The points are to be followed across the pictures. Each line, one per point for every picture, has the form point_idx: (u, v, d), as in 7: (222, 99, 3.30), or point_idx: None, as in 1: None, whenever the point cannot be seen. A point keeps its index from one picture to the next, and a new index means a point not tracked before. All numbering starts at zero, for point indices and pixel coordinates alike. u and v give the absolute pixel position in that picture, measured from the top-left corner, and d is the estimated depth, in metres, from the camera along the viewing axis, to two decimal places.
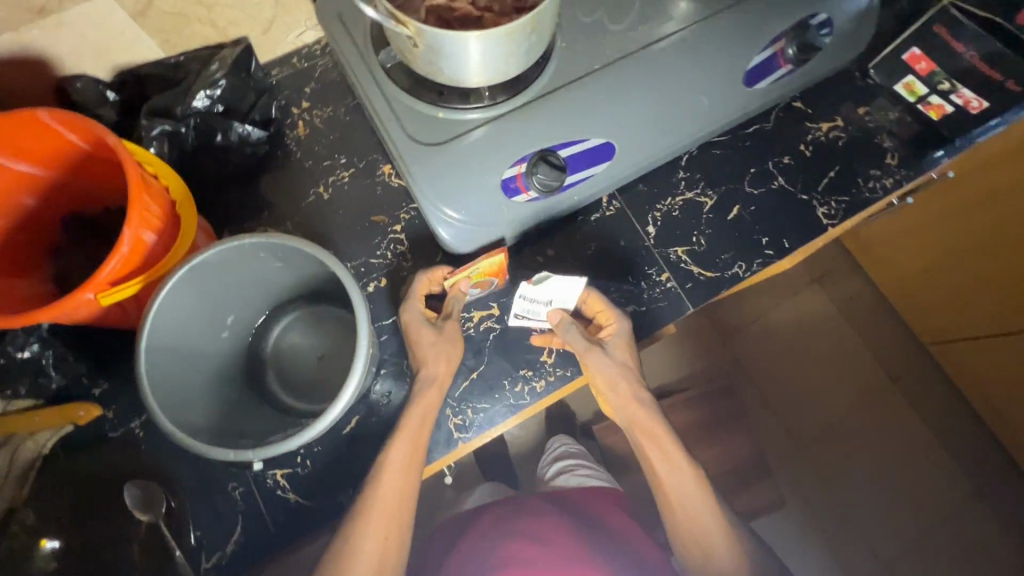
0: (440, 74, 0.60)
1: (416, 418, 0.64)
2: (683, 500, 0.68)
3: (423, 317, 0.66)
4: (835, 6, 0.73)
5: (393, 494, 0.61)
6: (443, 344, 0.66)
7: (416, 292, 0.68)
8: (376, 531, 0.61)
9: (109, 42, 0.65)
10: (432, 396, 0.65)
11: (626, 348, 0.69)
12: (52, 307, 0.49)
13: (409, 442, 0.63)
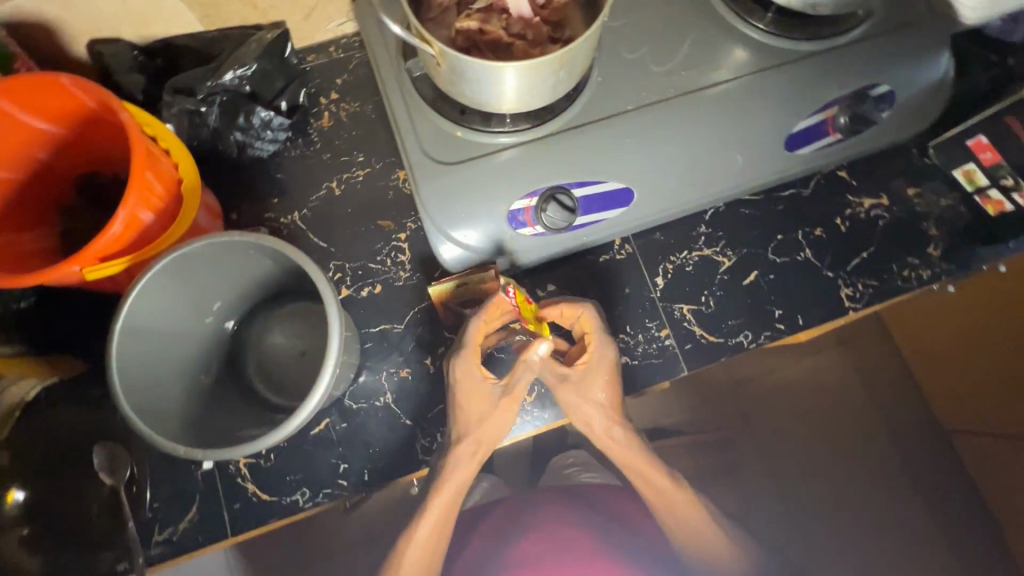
0: (462, 95, 0.58)
1: (455, 484, 0.63)
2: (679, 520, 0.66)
3: (481, 385, 0.62)
4: (902, 79, 0.68)
5: (428, 541, 0.63)
6: (495, 418, 0.63)
7: (469, 352, 0.62)
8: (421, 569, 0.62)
9: (148, 11, 0.65)
10: (470, 464, 0.63)
11: (603, 382, 0.64)
12: (39, 274, 0.50)
13: (449, 499, 0.63)
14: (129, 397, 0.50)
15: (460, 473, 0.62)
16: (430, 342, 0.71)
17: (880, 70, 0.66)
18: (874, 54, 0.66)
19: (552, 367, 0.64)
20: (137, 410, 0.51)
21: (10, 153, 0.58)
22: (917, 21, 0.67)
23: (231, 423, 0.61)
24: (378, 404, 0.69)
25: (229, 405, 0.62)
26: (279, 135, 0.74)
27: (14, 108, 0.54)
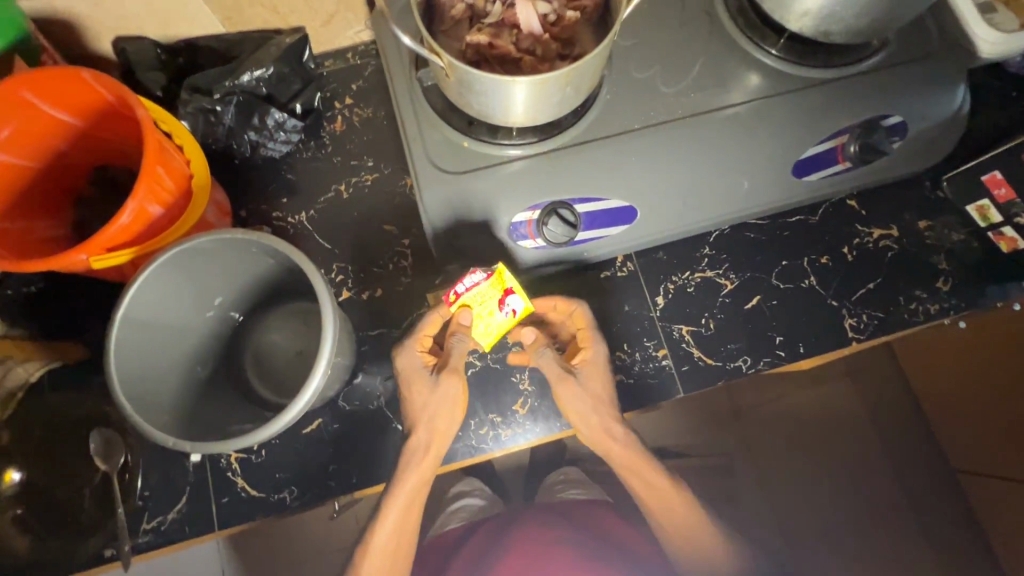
0: (470, 106, 0.59)
1: (411, 484, 0.62)
2: (676, 524, 0.66)
3: (419, 367, 0.63)
4: (915, 111, 0.67)
5: (391, 539, 0.63)
6: (438, 410, 0.62)
7: (410, 339, 0.64)
8: (386, 565, 0.63)
9: (172, 11, 0.67)
10: (424, 464, 0.62)
11: (601, 376, 0.64)
12: (48, 262, 0.51)
13: (406, 498, 0.62)
14: (125, 386, 0.51)
15: (414, 474, 0.62)
16: None
17: (892, 101, 0.66)
18: (889, 84, 0.65)
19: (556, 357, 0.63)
20: (133, 401, 0.52)
21: (33, 143, 0.59)
22: (934, 54, 0.66)
23: (224, 417, 0.61)
24: (371, 407, 0.69)
25: (222, 399, 0.63)
26: (292, 137, 0.75)
27: (37, 99, 0.55)
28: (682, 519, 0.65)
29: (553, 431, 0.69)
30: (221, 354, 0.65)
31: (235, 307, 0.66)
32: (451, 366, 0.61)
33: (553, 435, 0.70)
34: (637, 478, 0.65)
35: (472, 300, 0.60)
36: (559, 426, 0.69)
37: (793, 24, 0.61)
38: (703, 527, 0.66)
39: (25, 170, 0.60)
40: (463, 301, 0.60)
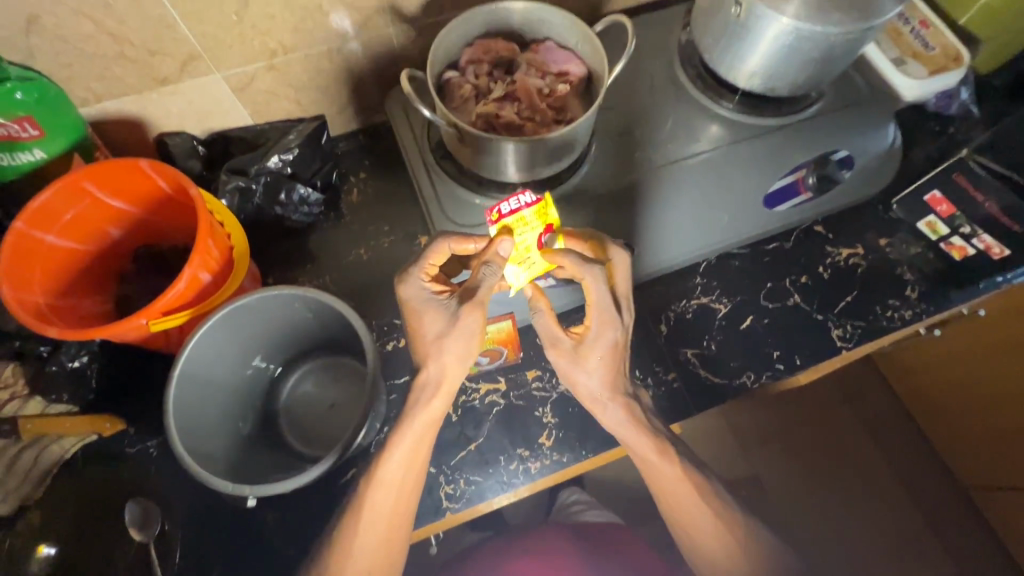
0: (482, 167, 0.67)
1: (421, 425, 0.61)
2: (674, 497, 0.64)
3: (429, 297, 0.60)
4: (855, 145, 0.78)
5: (392, 492, 0.60)
6: (444, 340, 0.59)
7: (420, 269, 0.60)
8: (383, 518, 0.60)
9: (210, 109, 0.77)
10: (433, 404, 0.61)
11: (609, 352, 0.63)
12: (108, 327, 0.56)
13: (412, 442, 0.61)
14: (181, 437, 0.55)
15: (424, 412, 0.61)
16: None
17: (836, 139, 0.77)
18: (832, 127, 0.77)
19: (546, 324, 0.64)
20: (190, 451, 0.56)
21: (86, 227, 0.66)
22: (862, 98, 0.79)
23: (262, 463, 0.64)
24: None
25: (262, 448, 0.66)
26: (314, 209, 0.83)
27: (95, 188, 0.63)
28: (678, 481, 0.64)
29: (579, 460, 0.73)
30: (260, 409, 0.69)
31: (274, 361, 0.70)
32: (473, 299, 0.57)
33: (580, 465, 0.73)
34: (639, 434, 0.64)
35: (515, 223, 0.58)
36: (584, 454, 0.73)
37: (742, 83, 0.74)
38: (701, 507, 0.64)
39: (75, 253, 0.67)
40: (507, 223, 0.58)
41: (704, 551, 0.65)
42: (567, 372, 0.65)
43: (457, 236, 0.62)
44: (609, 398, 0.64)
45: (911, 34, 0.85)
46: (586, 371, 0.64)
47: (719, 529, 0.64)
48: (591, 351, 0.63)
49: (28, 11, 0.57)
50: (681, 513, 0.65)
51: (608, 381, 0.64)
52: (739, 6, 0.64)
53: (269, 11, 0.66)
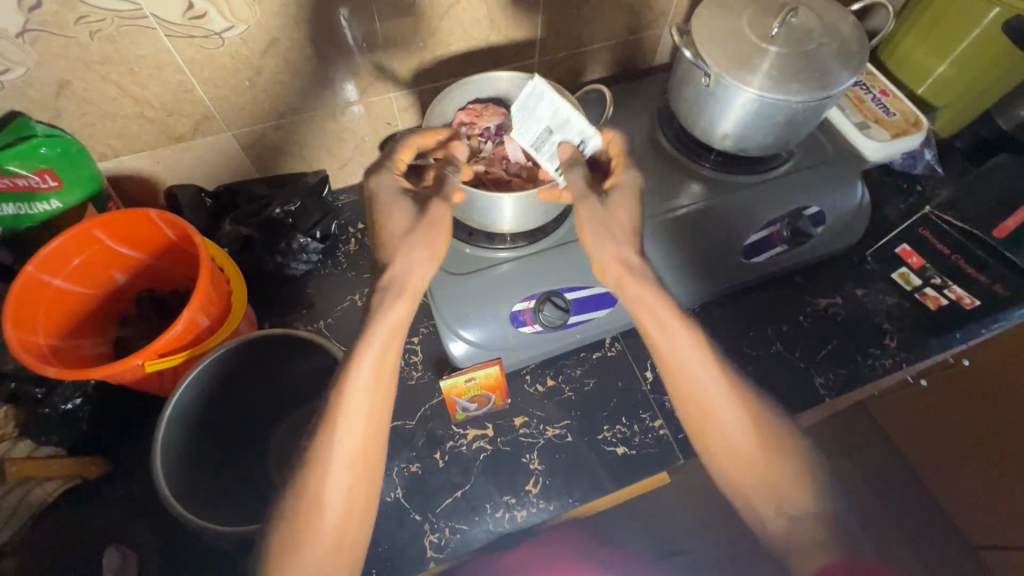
0: (472, 219, 0.71)
1: (388, 326, 0.57)
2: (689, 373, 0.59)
3: (399, 192, 0.63)
4: (825, 202, 0.83)
5: (366, 401, 0.55)
6: (412, 235, 0.61)
7: (394, 163, 0.66)
8: (360, 437, 0.55)
9: (219, 163, 0.82)
10: (399, 306, 0.59)
11: (632, 201, 0.66)
12: (105, 368, 0.58)
13: (380, 350, 0.57)
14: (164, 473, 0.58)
15: (388, 313, 0.58)
16: (437, 436, 0.76)
17: (807, 195, 0.82)
18: (801, 184, 0.82)
19: (585, 178, 0.64)
20: (176, 489, 0.60)
21: (94, 273, 0.70)
22: (828, 158, 0.85)
23: (243, 502, 0.65)
24: (389, 499, 0.72)
25: (247, 488, 0.67)
26: (312, 257, 0.86)
27: (105, 236, 0.67)
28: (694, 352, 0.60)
29: (565, 509, 0.72)
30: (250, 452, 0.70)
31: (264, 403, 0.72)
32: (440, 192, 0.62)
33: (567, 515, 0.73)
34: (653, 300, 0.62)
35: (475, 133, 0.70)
36: (571, 503, 0.72)
37: (716, 143, 0.79)
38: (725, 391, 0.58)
39: (81, 296, 0.70)
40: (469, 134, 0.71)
41: (729, 452, 0.57)
42: (599, 233, 0.64)
43: (422, 132, 0.69)
44: (634, 263, 0.64)
45: (872, 101, 0.92)
46: (613, 233, 0.65)
47: (746, 418, 0.57)
48: (615, 205, 0.66)
49: (60, 78, 0.63)
50: (700, 411, 0.59)
51: (633, 238, 0.65)
52: (708, 77, 0.71)
53: (280, 77, 0.73)
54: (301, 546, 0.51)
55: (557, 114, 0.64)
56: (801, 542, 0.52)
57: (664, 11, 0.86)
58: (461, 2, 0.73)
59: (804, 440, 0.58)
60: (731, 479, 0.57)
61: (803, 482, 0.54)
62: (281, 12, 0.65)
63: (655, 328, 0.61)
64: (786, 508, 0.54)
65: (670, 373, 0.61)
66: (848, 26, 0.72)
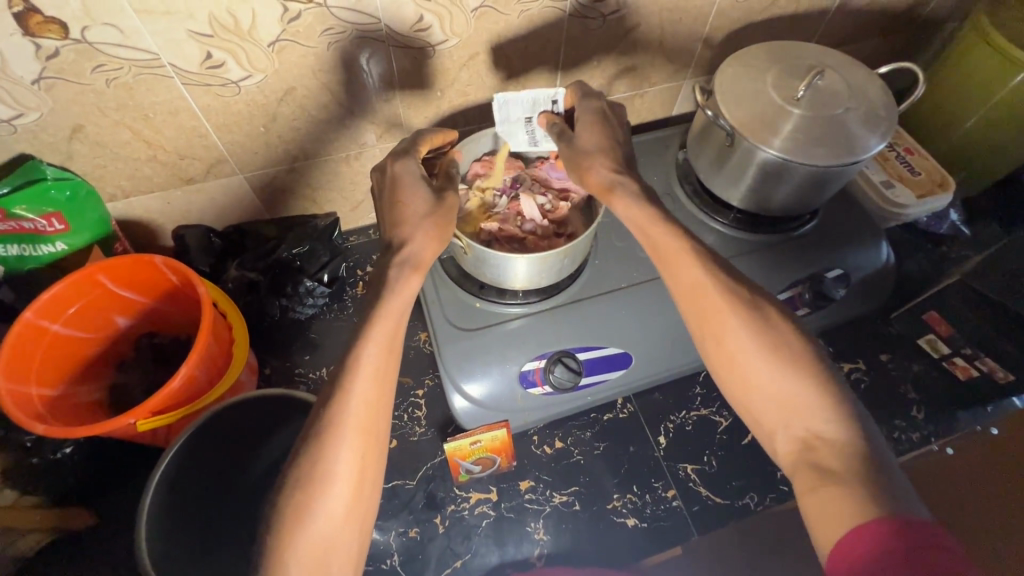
0: (484, 274, 0.69)
1: (392, 317, 0.53)
2: (693, 300, 0.55)
3: (417, 174, 0.60)
4: (849, 265, 0.80)
5: (377, 363, 0.51)
6: (433, 217, 0.57)
7: (415, 153, 0.62)
8: (372, 398, 0.50)
9: (229, 205, 0.81)
10: (413, 281, 0.55)
11: (593, 126, 0.64)
12: (98, 426, 0.56)
13: (385, 340, 0.52)
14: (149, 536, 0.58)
15: (392, 311, 0.53)
16: (438, 498, 0.72)
17: (830, 258, 0.79)
18: (824, 245, 0.79)
19: (559, 128, 0.65)
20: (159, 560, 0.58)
21: (95, 319, 0.69)
22: (853, 219, 0.82)
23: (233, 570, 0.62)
24: (385, 566, 0.68)
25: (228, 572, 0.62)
26: (318, 301, 0.85)
27: (108, 280, 0.66)
28: (692, 274, 0.56)
29: None
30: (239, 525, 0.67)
31: (249, 474, 0.68)
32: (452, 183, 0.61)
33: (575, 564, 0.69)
34: (652, 222, 0.58)
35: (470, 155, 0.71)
36: None
37: (737, 202, 0.76)
38: (728, 316, 0.53)
39: (81, 341, 0.69)
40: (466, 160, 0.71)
41: (741, 378, 0.52)
42: (578, 163, 0.63)
43: (433, 134, 0.66)
44: (608, 175, 0.61)
45: (898, 159, 0.89)
46: (592, 158, 0.62)
47: (753, 340, 0.52)
48: (583, 129, 0.64)
49: (74, 122, 0.62)
50: (709, 342, 0.55)
51: (606, 154, 0.63)
52: (729, 137, 0.68)
53: (295, 123, 0.72)
54: (310, 498, 0.46)
55: (526, 103, 0.68)
56: (817, 474, 0.46)
57: (684, 66, 0.85)
58: (481, 54, 0.72)
59: (822, 355, 0.52)
60: (747, 408, 0.53)
61: (821, 401, 0.48)
62: (300, 62, 0.65)
63: (658, 253, 0.58)
64: (800, 429, 0.49)
65: (678, 299, 0.57)
66: (876, 91, 0.69)
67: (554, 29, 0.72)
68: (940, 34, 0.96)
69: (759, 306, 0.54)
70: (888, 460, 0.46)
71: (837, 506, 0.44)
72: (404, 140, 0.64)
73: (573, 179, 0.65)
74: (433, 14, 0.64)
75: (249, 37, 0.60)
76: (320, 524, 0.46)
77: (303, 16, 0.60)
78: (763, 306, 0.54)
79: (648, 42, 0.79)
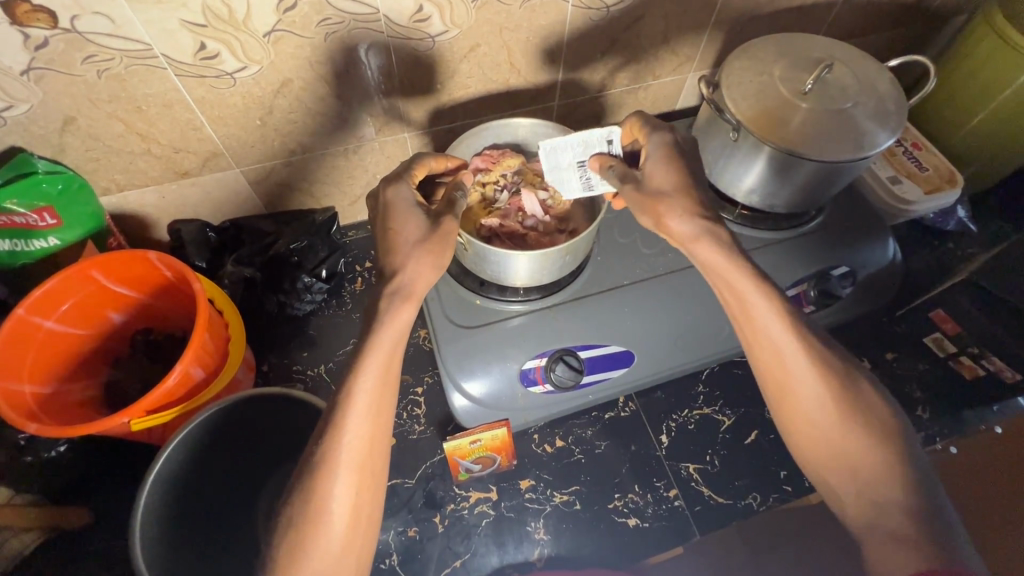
0: (484, 271, 0.68)
1: (390, 334, 0.52)
2: (765, 354, 0.55)
3: (411, 200, 0.58)
4: (857, 262, 0.78)
5: (371, 397, 0.50)
6: (426, 244, 0.55)
7: (409, 178, 0.60)
8: (367, 435, 0.49)
9: (226, 199, 0.80)
10: (404, 312, 0.53)
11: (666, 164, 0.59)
12: (90, 425, 0.56)
13: (385, 356, 0.51)
14: (143, 539, 0.57)
15: (392, 322, 0.52)
16: (438, 497, 0.72)
17: (835, 255, 0.78)
18: (830, 242, 0.78)
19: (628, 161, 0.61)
20: (152, 562, 0.57)
21: (87, 315, 0.68)
22: (859, 216, 0.80)
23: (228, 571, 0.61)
24: (383, 565, 0.67)
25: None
26: (317, 297, 0.84)
27: (101, 276, 0.65)
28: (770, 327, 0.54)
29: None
30: (236, 524, 0.66)
31: (244, 475, 0.67)
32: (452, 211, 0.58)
33: (578, 566, 0.68)
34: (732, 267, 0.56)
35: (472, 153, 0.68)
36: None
37: (741, 199, 0.75)
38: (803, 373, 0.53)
39: (75, 337, 0.68)
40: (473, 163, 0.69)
41: (813, 438, 0.53)
42: (653, 206, 0.57)
43: (434, 156, 0.64)
44: (695, 224, 0.57)
45: (904, 155, 0.88)
46: (669, 201, 0.57)
47: (828, 400, 0.52)
48: (652, 168, 0.60)
49: (65, 114, 0.61)
50: (782, 394, 0.55)
51: (683, 195, 0.58)
52: (736, 132, 0.67)
53: (292, 116, 0.71)
54: (328, 533, 0.47)
55: (577, 146, 0.65)
56: (885, 535, 0.47)
57: (689, 58, 0.83)
58: (481, 45, 0.70)
59: (909, 431, 0.52)
60: (816, 466, 0.53)
61: (897, 475, 0.49)
62: (297, 53, 0.63)
63: (742, 308, 0.56)
64: (868, 488, 0.50)
65: (758, 357, 0.56)
66: (885, 85, 0.68)
67: (557, 20, 0.71)
68: (949, 26, 0.94)
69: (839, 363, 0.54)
70: (955, 525, 0.46)
71: (901, 568, 0.44)
72: (405, 162, 0.62)
73: (647, 221, 0.60)
74: (432, 4, 0.62)
75: (244, 28, 0.58)
76: (315, 564, 0.46)
77: (300, 6, 0.58)
78: (851, 371, 0.53)
79: (653, 35, 0.77)
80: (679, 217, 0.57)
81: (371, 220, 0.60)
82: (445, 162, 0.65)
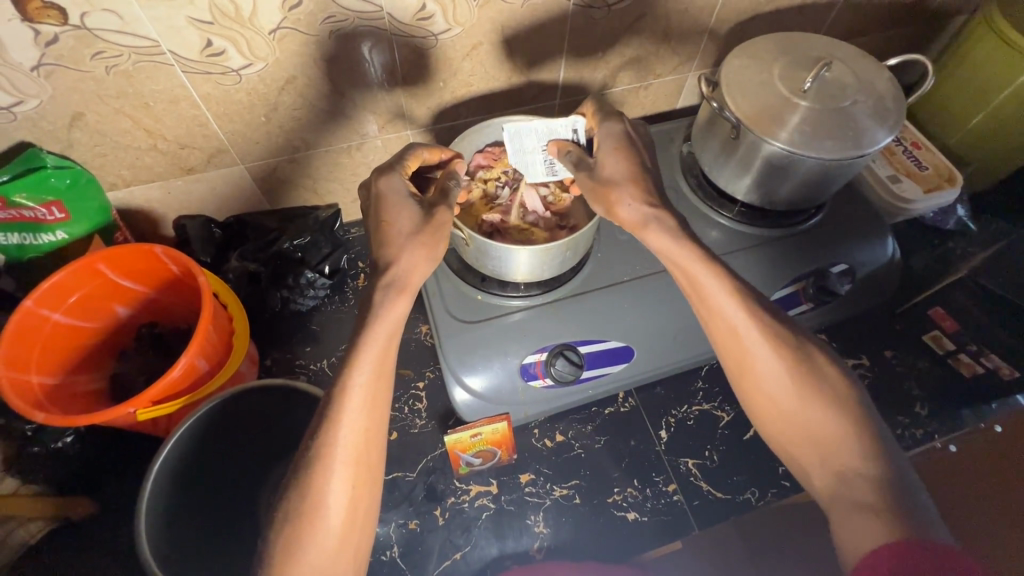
0: (485, 266, 0.69)
1: (385, 331, 0.53)
2: (726, 339, 0.57)
3: (403, 191, 0.59)
4: (856, 260, 0.79)
5: (366, 392, 0.51)
6: (420, 236, 0.56)
7: (401, 168, 0.61)
8: (362, 429, 0.50)
9: (230, 195, 0.81)
10: (399, 304, 0.54)
11: (616, 152, 0.63)
12: (96, 415, 0.56)
13: (381, 351, 0.52)
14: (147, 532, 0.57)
15: (388, 316, 0.53)
16: (438, 490, 0.72)
17: (835, 253, 0.78)
18: (828, 239, 0.78)
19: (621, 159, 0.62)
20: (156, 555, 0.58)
21: (93, 308, 0.69)
22: (858, 215, 0.81)
23: (231, 563, 0.62)
24: (384, 558, 0.68)
25: (226, 568, 0.61)
26: (320, 293, 0.84)
27: (108, 269, 0.66)
28: (727, 311, 0.56)
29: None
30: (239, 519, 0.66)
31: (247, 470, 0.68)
32: (446, 202, 0.58)
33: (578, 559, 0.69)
34: (683, 251, 0.58)
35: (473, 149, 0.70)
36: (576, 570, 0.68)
37: (741, 197, 0.76)
38: (764, 355, 0.54)
39: (81, 330, 0.69)
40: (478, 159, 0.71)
41: (782, 421, 0.54)
42: (605, 194, 0.61)
43: (428, 147, 0.64)
44: (643, 213, 0.60)
45: (903, 154, 0.88)
46: (619, 188, 0.60)
47: (793, 379, 0.53)
48: (604, 158, 0.63)
49: (74, 110, 0.62)
50: (747, 376, 0.56)
51: (634, 183, 0.61)
52: (736, 130, 0.67)
53: (296, 113, 0.72)
54: (321, 525, 0.47)
55: (542, 132, 0.67)
56: (850, 504, 0.48)
57: (689, 58, 0.84)
58: (484, 44, 0.71)
59: (865, 396, 0.53)
60: (778, 434, 0.55)
61: (856, 440, 0.50)
62: (301, 51, 0.64)
63: (693, 286, 0.58)
64: (836, 464, 0.50)
65: (713, 331, 0.58)
66: (884, 84, 0.68)
67: (559, 19, 0.72)
68: (949, 26, 0.95)
69: (802, 344, 0.55)
70: (920, 494, 0.48)
71: (867, 535, 0.45)
72: (399, 154, 0.63)
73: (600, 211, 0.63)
74: (435, 3, 0.63)
75: (250, 25, 0.59)
76: (313, 558, 0.47)
77: (304, 4, 0.59)
78: (800, 337, 0.55)
79: (654, 34, 0.78)
80: (628, 208, 0.60)
81: (365, 210, 0.61)
82: (441, 153, 0.65)
